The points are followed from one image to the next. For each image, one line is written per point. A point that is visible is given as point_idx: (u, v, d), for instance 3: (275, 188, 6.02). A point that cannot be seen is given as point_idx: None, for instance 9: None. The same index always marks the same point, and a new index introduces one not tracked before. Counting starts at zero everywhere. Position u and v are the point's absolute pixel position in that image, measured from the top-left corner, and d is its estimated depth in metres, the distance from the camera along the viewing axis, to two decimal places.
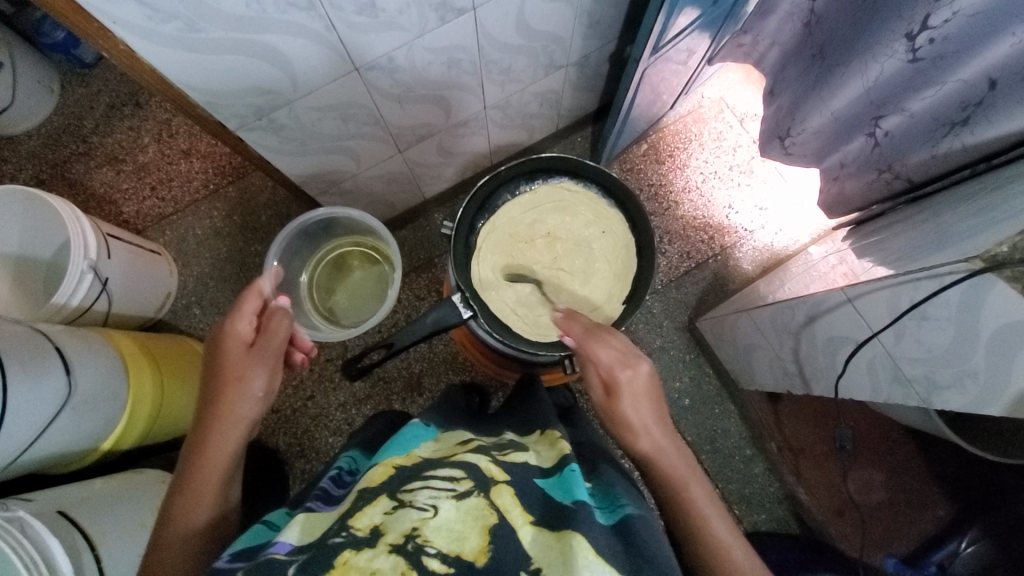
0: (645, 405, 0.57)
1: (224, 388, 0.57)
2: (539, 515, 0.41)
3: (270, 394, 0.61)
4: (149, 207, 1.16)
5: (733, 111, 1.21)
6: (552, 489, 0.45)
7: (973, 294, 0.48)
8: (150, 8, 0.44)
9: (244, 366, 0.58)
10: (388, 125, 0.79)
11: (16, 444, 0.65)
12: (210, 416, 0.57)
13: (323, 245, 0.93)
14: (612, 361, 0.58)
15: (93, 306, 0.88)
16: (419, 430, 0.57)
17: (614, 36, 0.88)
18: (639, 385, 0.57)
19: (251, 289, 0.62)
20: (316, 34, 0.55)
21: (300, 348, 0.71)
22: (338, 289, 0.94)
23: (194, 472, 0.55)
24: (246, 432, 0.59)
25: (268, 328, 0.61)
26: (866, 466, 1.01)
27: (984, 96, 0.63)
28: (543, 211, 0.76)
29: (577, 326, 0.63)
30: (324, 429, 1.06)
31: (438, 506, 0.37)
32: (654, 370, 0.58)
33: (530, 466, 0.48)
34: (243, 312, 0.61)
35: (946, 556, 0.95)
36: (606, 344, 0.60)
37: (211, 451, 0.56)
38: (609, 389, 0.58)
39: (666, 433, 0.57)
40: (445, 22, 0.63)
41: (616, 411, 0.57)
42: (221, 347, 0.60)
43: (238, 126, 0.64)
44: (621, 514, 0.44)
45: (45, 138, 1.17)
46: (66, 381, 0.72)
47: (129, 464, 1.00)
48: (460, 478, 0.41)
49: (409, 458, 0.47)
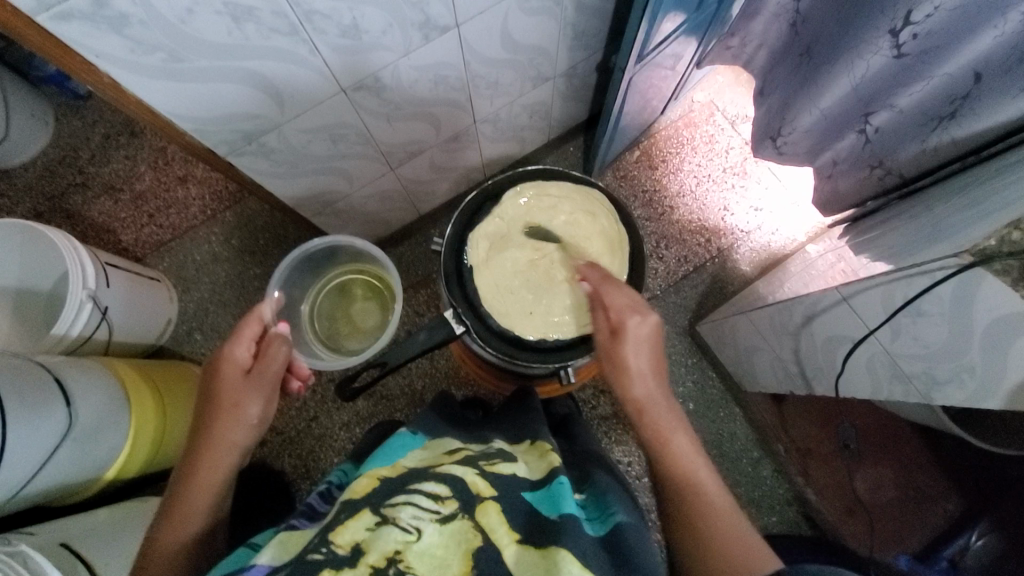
0: (648, 354, 0.58)
1: (218, 413, 0.58)
2: (525, 532, 0.41)
3: (263, 422, 0.61)
4: (147, 235, 1.17)
5: (724, 114, 1.22)
6: (539, 503, 0.44)
7: (963, 289, 0.48)
8: (131, 40, 0.46)
9: (239, 394, 0.59)
10: (379, 143, 0.80)
11: (20, 477, 0.65)
12: (203, 440, 0.57)
13: (334, 266, 0.93)
14: (621, 307, 0.60)
15: (93, 335, 0.89)
16: (407, 440, 0.58)
17: (599, 46, 0.89)
18: (645, 334, 0.58)
19: (252, 316, 0.63)
20: (300, 59, 0.56)
21: (298, 376, 0.71)
22: (340, 317, 0.92)
23: (184, 493, 0.55)
24: (238, 457, 0.59)
25: (266, 355, 0.61)
26: (874, 463, 0.95)
27: (970, 89, 0.63)
28: (591, 228, 0.74)
29: (596, 276, 0.65)
30: (327, 450, 1.06)
31: (421, 529, 0.37)
32: (661, 324, 0.59)
33: (519, 478, 0.48)
34: (242, 337, 0.61)
35: (957, 551, 0.91)
36: (618, 292, 0.62)
37: (200, 479, 0.56)
38: (614, 331, 0.59)
39: (661, 383, 0.58)
40: (429, 41, 0.64)
41: (615, 351, 0.58)
42: (218, 371, 0.60)
43: (228, 152, 0.65)
44: (613, 521, 0.45)
45: (42, 170, 1.18)
46: (67, 412, 0.73)
47: (133, 493, 1.00)
48: (444, 497, 0.41)
49: (395, 469, 0.48)
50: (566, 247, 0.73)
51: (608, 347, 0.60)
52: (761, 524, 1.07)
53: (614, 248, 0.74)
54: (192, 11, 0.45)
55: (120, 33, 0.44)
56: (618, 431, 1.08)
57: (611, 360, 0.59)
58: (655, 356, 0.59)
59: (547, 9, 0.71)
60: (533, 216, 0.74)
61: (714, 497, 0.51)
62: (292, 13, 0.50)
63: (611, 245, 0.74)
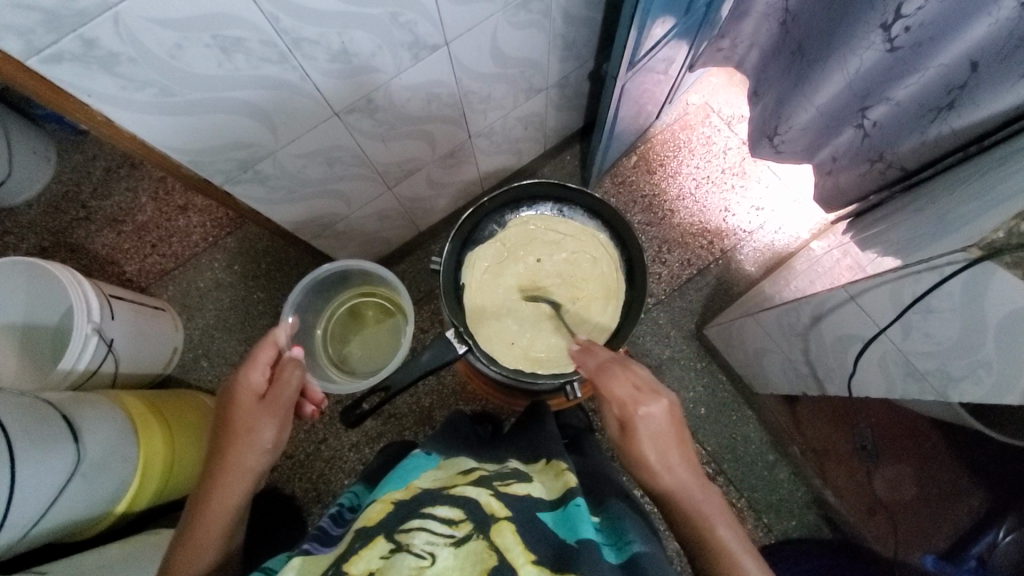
0: (666, 443, 0.56)
1: (233, 438, 0.58)
2: (544, 554, 0.40)
3: (278, 447, 0.60)
4: (151, 265, 1.17)
5: (720, 115, 1.21)
6: (556, 526, 0.44)
7: (973, 283, 0.47)
8: (122, 78, 0.46)
9: (254, 418, 0.58)
10: (374, 164, 0.80)
11: (32, 514, 0.65)
12: (217, 466, 0.57)
13: (348, 289, 0.92)
14: (625, 397, 0.58)
15: (100, 368, 0.89)
16: (421, 460, 0.58)
17: (590, 55, 0.89)
18: (658, 421, 0.56)
19: (267, 340, 0.63)
20: (291, 85, 0.56)
21: (312, 400, 0.70)
22: (353, 342, 0.92)
23: (200, 519, 0.55)
24: (253, 483, 0.58)
25: (280, 380, 0.60)
26: (895, 461, 0.88)
27: (967, 79, 0.62)
28: (590, 265, 0.75)
29: (592, 362, 0.63)
30: (338, 472, 1.05)
31: (435, 554, 0.37)
32: (673, 406, 0.57)
33: (535, 498, 0.48)
34: (257, 362, 0.62)
35: (985, 548, 0.80)
36: (619, 377, 0.59)
37: (216, 504, 0.55)
38: (625, 424, 0.57)
39: (691, 470, 0.56)
40: (419, 60, 0.64)
41: (631, 445, 0.56)
42: (234, 396, 0.60)
43: (224, 181, 0.65)
44: (629, 552, 0.44)
45: (45, 206, 1.19)
46: (75, 448, 0.73)
47: (147, 524, 1.00)
48: (458, 520, 0.41)
49: (409, 491, 0.48)
50: (562, 283, 0.76)
51: (622, 442, 0.58)
52: (779, 529, 1.08)
53: (608, 286, 0.75)
54: (181, 46, 0.46)
55: (110, 71, 0.45)
56: None
57: (628, 455, 0.57)
58: (676, 442, 0.56)
59: (535, 21, 0.71)
60: (533, 247, 0.76)
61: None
62: (280, 41, 0.50)
63: (607, 284, 0.75)
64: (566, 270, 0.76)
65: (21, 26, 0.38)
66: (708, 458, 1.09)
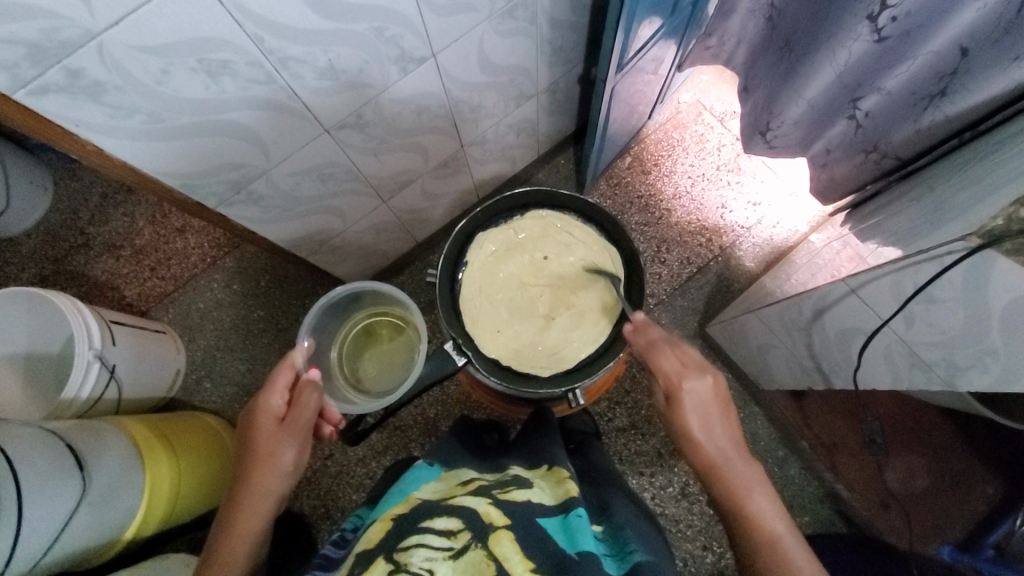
0: (710, 416, 0.57)
1: (255, 461, 0.57)
2: (544, 562, 0.40)
3: (299, 469, 0.60)
4: (151, 288, 1.18)
5: (712, 112, 1.21)
6: (556, 535, 0.44)
7: (976, 270, 0.46)
8: (110, 107, 0.46)
9: (274, 442, 0.58)
10: (368, 178, 0.80)
11: (40, 546, 0.65)
12: (240, 489, 0.57)
13: (361, 310, 0.90)
14: (671, 370, 0.59)
15: (103, 395, 0.89)
16: (422, 471, 0.57)
17: (579, 59, 0.89)
18: (705, 396, 0.58)
19: (284, 362, 0.61)
20: (279, 104, 0.56)
21: (330, 420, 0.69)
22: (366, 361, 0.90)
23: (225, 540, 0.55)
24: (275, 505, 0.58)
25: (297, 404, 0.59)
26: (905, 454, 0.90)
27: (958, 65, 0.62)
28: (593, 268, 0.74)
29: (642, 337, 0.63)
30: (345, 487, 1.05)
31: (433, 570, 0.37)
32: (722, 382, 0.58)
33: (536, 504, 0.47)
34: (276, 386, 0.60)
35: (1002, 537, 0.83)
36: (668, 353, 0.60)
37: (239, 525, 0.55)
38: (670, 396, 0.59)
39: (732, 442, 0.57)
40: (407, 73, 0.64)
41: (675, 416, 0.58)
42: (254, 420, 0.59)
43: (218, 203, 0.65)
44: (630, 562, 0.44)
45: (45, 235, 1.19)
46: (81, 476, 0.72)
47: (160, 546, 1.00)
48: (456, 531, 0.41)
49: (408, 505, 0.47)
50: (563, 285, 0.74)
51: (670, 414, 0.60)
52: (793, 526, 1.05)
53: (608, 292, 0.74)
54: (168, 72, 0.46)
55: (97, 99, 0.45)
56: (638, 442, 1.06)
57: (674, 425, 0.59)
58: (721, 417, 0.58)
59: (521, 29, 0.71)
60: (538, 244, 0.75)
61: (801, 563, 0.50)
62: (267, 61, 0.50)
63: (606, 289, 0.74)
64: (567, 274, 0.74)
65: (6, 61, 0.38)
66: None
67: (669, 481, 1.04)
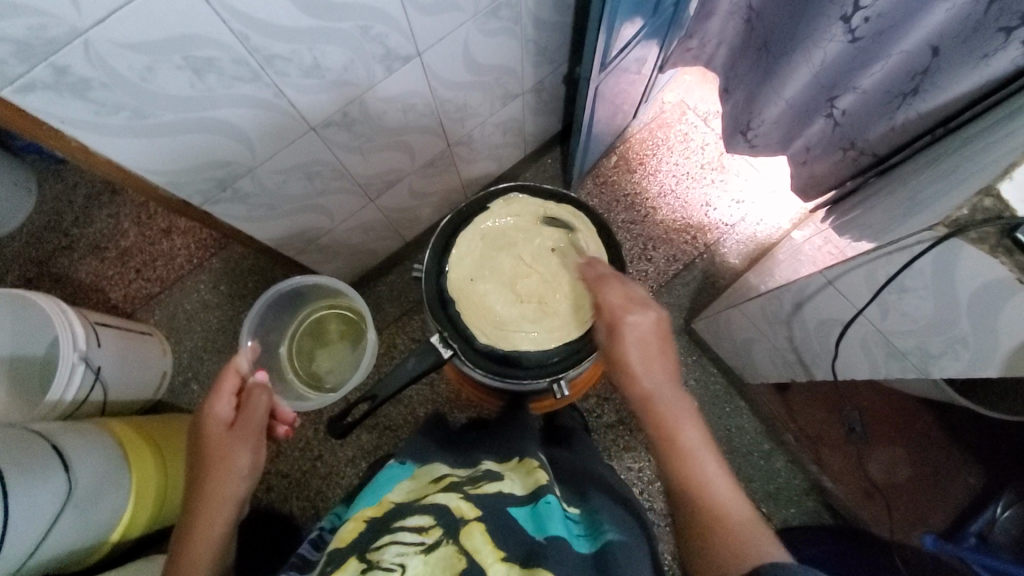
0: (649, 348, 0.59)
1: (209, 469, 0.57)
2: (512, 552, 0.41)
3: (256, 472, 0.60)
4: (136, 290, 1.17)
5: (696, 111, 1.23)
6: (526, 522, 0.45)
7: (944, 259, 0.47)
8: (95, 103, 0.46)
9: (227, 446, 0.58)
10: (354, 176, 0.80)
11: (25, 547, 0.64)
12: (196, 501, 0.56)
13: (308, 306, 0.92)
14: (615, 305, 0.61)
15: (88, 397, 0.88)
16: (395, 472, 0.58)
17: (564, 59, 0.91)
18: (646, 330, 0.59)
19: (228, 368, 0.63)
20: (265, 102, 0.57)
21: (283, 421, 0.70)
22: (319, 351, 0.92)
23: (184, 554, 0.54)
24: (236, 512, 0.58)
25: (247, 406, 0.61)
26: (888, 445, 0.93)
27: (929, 63, 0.64)
28: (585, 283, 0.73)
29: (593, 273, 0.67)
30: (335, 487, 1.05)
31: (405, 564, 0.38)
32: (664, 320, 0.60)
33: (506, 494, 0.48)
34: (222, 392, 0.62)
35: (985, 526, 0.86)
36: (614, 288, 0.63)
37: (198, 538, 0.55)
38: (614, 327, 0.60)
39: (666, 375, 0.58)
40: (392, 72, 0.65)
41: (617, 346, 0.59)
42: (203, 429, 0.60)
43: (203, 201, 0.65)
44: (602, 540, 0.46)
45: (28, 237, 1.18)
46: (65, 476, 0.72)
47: (140, 552, 0.98)
48: (427, 527, 0.41)
49: (381, 505, 0.48)
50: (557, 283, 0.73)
51: (608, 346, 0.61)
52: (780, 518, 1.07)
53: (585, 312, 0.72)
54: (152, 69, 0.46)
55: (83, 97, 0.45)
56: (626, 437, 1.07)
57: (611, 357, 0.60)
58: (660, 351, 0.59)
59: (506, 29, 0.72)
60: (552, 235, 0.76)
61: (721, 491, 0.50)
62: (252, 60, 0.51)
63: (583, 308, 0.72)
64: (558, 274, 0.74)
65: None
66: None
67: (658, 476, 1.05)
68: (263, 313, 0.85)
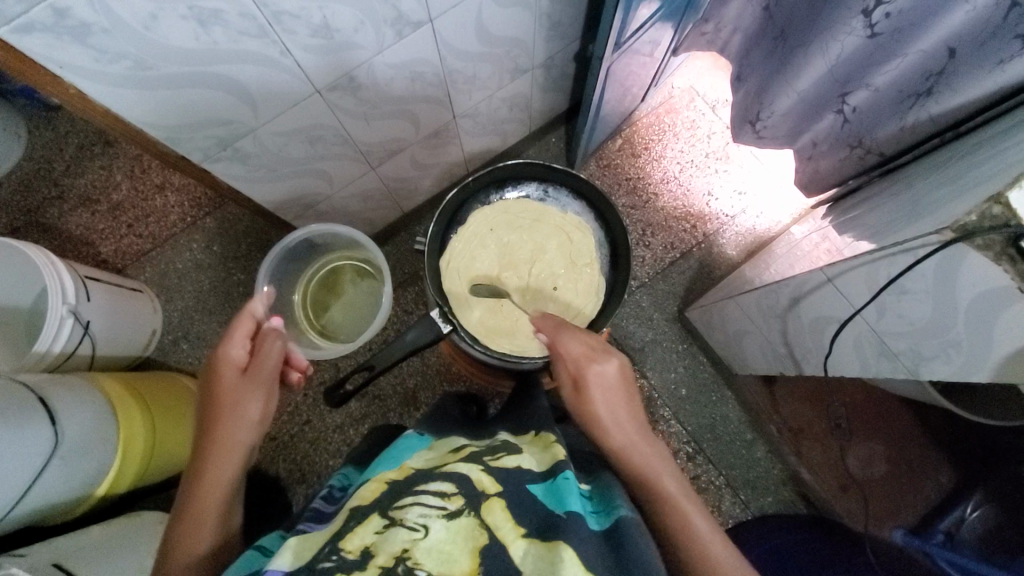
0: (614, 396, 0.61)
1: (220, 413, 0.58)
2: (532, 526, 0.42)
3: (266, 420, 0.61)
4: (127, 246, 1.15)
5: (704, 98, 1.21)
6: (544, 496, 0.46)
7: (946, 263, 0.47)
8: (96, 50, 0.44)
9: (240, 389, 0.59)
10: (357, 143, 0.79)
11: (6, 500, 0.64)
12: (207, 444, 0.57)
13: (356, 253, 0.92)
14: (581, 352, 0.63)
15: (76, 351, 0.87)
16: (412, 440, 0.58)
17: (576, 36, 0.89)
18: (609, 377, 0.61)
19: (244, 313, 0.64)
20: (273, 61, 0.55)
21: (296, 368, 0.70)
22: (333, 300, 0.91)
23: (195, 492, 0.54)
24: (245, 457, 0.58)
25: (261, 351, 0.62)
26: (867, 439, 1.02)
27: (945, 65, 0.63)
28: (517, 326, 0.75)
29: (546, 322, 0.68)
30: (322, 453, 1.05)
31: (428, 527, 0.38)
32: (626, 364, 0.63)
33: (525, 470, 0.49)
34: (236, 336, 0.63)
35: (953, 524, 0.92)
36: (575, 336, 0.65)
37: (210, 476, 0.55)
38: (577, 384, 0.62)
39: (638, 430, 0.59)
40: (403, 37, 0.63)
41: (585, 402, 0.60)
42: (217, 372, 0.61)
43: (202, 159, 0.64)
44: (615, 519, 0.46)
45: (16, 184, 1.15)
46: (51, 431, 0.71)
47: (125, 508, 0.99)
48: (450, 494, 0.42)
49: (402, 470, 0.48)
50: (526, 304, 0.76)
51: (575, 397, 0.62)
52: (755, 506, 1.04)
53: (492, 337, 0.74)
54: (157, 18, 0.44)
55: (83, 42, 0.43)
56: None
57: (581, 410, 0.61)
58: (625, 399, 0.61)
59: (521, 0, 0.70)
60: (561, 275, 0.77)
61: (714, 545, 0.49)
62: (261, 15, 0.49)
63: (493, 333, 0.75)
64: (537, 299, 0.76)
65: None
66: (688, 438, 1.07)
67: None
68: (286, 252, 0.84)
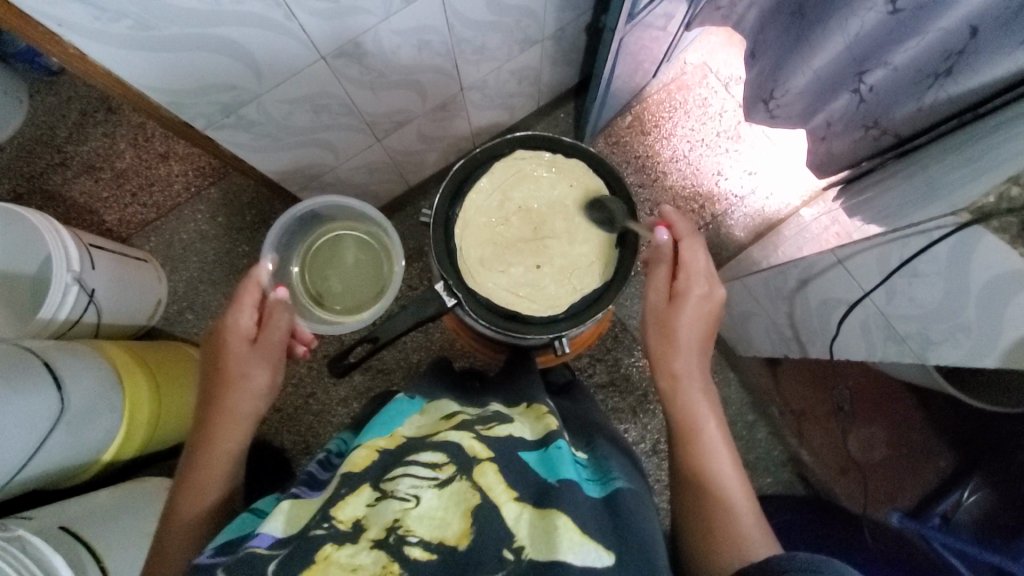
0: (699, 324, 0.62)
1: (227, 384, 0.59)
2: (526, 493, 0.42)
3: (272, 390, 0.62)
4: (131, 215, 1.14)
5: (717, 75, 1.18)
6: (537, 465, 0.46)
7: (961, 245, 0.47)
8: (97, 8, 0.43)
9: (245, 363, 0.59)
10: (362, 114, 0.77)
11: (13, 463, 0.65)
12: (214, 413, 0.58)
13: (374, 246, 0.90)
14: (696, 271, 0.63)
15: (82, 318, 0.87)
16: (405, 404, 0.58)
17: (588, 6, 0.86)
18: (704, 305, 0.62)
19: (251, 280, 0.61)
20: (276, 24, 0.53)
21: (302, 341, 0.69)
22: (330, 267, 0.89)
23: (200, 461, 0.57)
24: (251, 427, 0.60)
25: (269, 324, 0.60)
26: (868, 423, 1.00)
27: (966, 44, 0.61)
28: (487, 261, 0.73)
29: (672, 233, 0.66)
30: (327, 425, 1.06)
31: (419, 496, 0.39)
32: (723, 301, 0.62)
33: (519, 439, 0.50)
34: (244, 305, 0.61)
35: (950, 507, 0.92)
36: (699, 253, 0.63)
37: (216, 447, 0.57)
38: (676, 295, 0.62)
39: (700, 359, 0.62)
40: (410, 3, 0.61)
41: (674, 313, 0.61)
42: (223, 340, 0.60)
43: (206, 125, 0.63)
44: (611, 487, 0.47)
45: (20, 150, 1.14)
46: (58, 397, 0.72)
47: (134, 472, 1.01)
48: (442, 463, 0.42)
49: (394, 439, 0.48)
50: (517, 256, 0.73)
51: (664, 307, 0.63)
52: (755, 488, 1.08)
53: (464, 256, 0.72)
54: None
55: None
56: (615, 399, 1.09)
57: (665, 322, 0.62)
58: (705, 327, 0.62)
59: None
60: (548, 270, 0.73)
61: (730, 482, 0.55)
62: None
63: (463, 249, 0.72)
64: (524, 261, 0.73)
65: None
66: None
67: (641, 438, 1.08)
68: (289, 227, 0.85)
